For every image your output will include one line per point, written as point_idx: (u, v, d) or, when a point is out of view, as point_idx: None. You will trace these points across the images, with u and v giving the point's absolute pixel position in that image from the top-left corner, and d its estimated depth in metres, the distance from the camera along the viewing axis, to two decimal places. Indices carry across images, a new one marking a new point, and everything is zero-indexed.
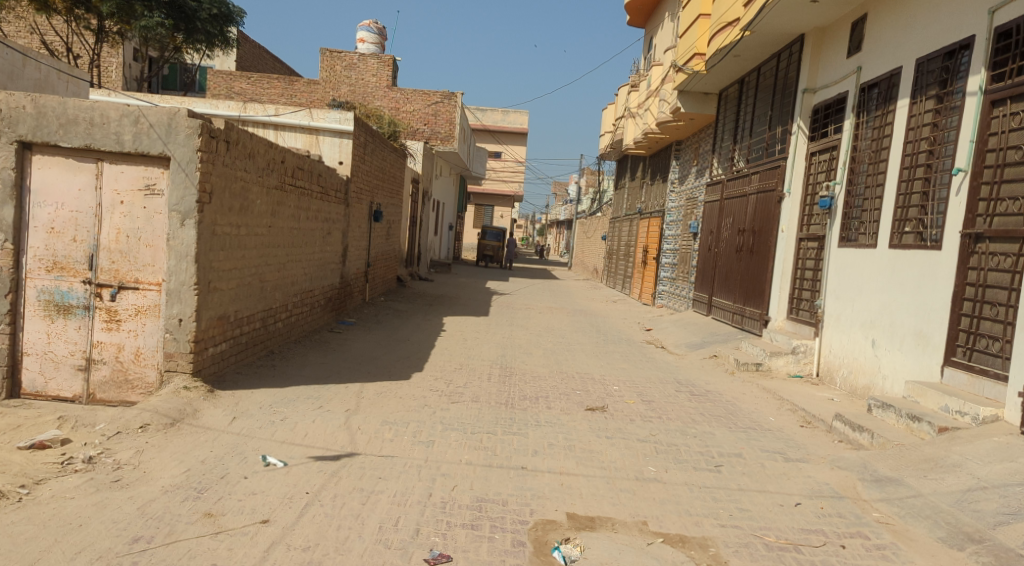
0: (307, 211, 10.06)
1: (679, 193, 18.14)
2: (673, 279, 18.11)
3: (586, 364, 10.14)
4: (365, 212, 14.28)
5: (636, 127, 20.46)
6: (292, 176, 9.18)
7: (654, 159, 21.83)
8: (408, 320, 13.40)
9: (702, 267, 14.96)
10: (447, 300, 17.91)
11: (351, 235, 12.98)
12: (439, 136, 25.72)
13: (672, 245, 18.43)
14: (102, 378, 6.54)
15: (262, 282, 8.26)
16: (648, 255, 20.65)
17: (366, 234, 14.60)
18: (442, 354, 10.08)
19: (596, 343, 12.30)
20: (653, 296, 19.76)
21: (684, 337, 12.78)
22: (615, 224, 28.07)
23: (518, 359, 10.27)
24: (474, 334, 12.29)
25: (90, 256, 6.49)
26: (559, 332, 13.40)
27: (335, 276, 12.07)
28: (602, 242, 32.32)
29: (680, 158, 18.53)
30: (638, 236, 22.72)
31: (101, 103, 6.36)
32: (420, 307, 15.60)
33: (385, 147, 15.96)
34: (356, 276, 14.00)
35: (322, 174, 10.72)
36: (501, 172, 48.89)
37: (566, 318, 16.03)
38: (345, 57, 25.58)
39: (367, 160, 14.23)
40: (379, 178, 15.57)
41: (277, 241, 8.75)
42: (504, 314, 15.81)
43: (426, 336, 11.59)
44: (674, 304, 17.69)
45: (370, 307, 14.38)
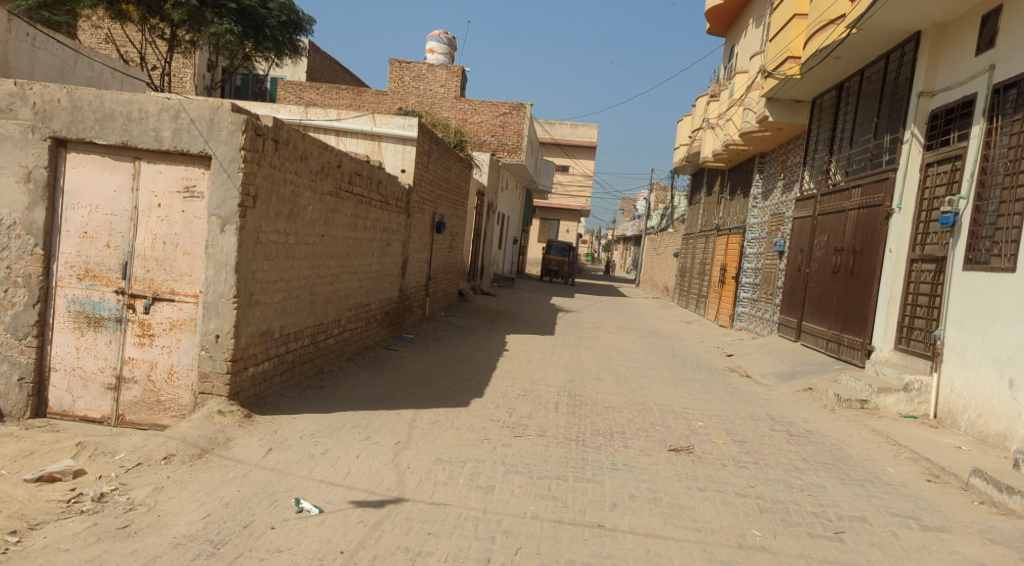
0: (365, 221, 9.43)
1: (763, 209, 16.95)
2: (755, 301, 16.90)
3: (664, 394, 9.13)
4: (427, 223, 13.65)
5: (716, 138, 19.32)
6: (349, 182, 8.56)
7: (734, 172, 20.65)
8: (471, 338, 12.65)
9: (790, 289, 13.75)
10: (512, 317, 17.12)
11: (412, 247, 12.35)
12: (506, 148, 25.04)
13: (755, 264, 17.22)
14: (133, 398, 5.93)
15: (311, 296, 7.62)
16: (727, 274, 19.46)
17: (428, 246, 13.96)
18: (505, 378, 9.25)
19: (673, 369, 11.26)
20: (732, 318, 18.55)
21: (771, 365, 11.61)
22: (689, 241, 26.85)
23: (589, 385, 9.35)
24: (540, 355, 11.43)
25: (124, 264, 5.92)
26: (631, 355, 12.40)
27: (393, 290, 11.43)
28: (674, 260, 31.04)
29: (764, 171, 17.33)
30: (715, 253, 21.51)
31: (140, 96, 5.80)
32: (483, 324, 14.83)
33: (450, 156, 15.34)
34: (417, 290, 13.36)
35: (383, 181, 10.10)
36: (568, 187, 48.05)
37: (638, 339, 14.99)
38: (414, 68, 25.62)
39: (431, 168, 13.61)
40: (443, 188, 14.96)
41: (331, 251, 8.12)
42: (572, 333, 14.91)
43: (489, 356, 10.78)
44: (756, 328, 16.48)
45: (430, 323, 13.69)
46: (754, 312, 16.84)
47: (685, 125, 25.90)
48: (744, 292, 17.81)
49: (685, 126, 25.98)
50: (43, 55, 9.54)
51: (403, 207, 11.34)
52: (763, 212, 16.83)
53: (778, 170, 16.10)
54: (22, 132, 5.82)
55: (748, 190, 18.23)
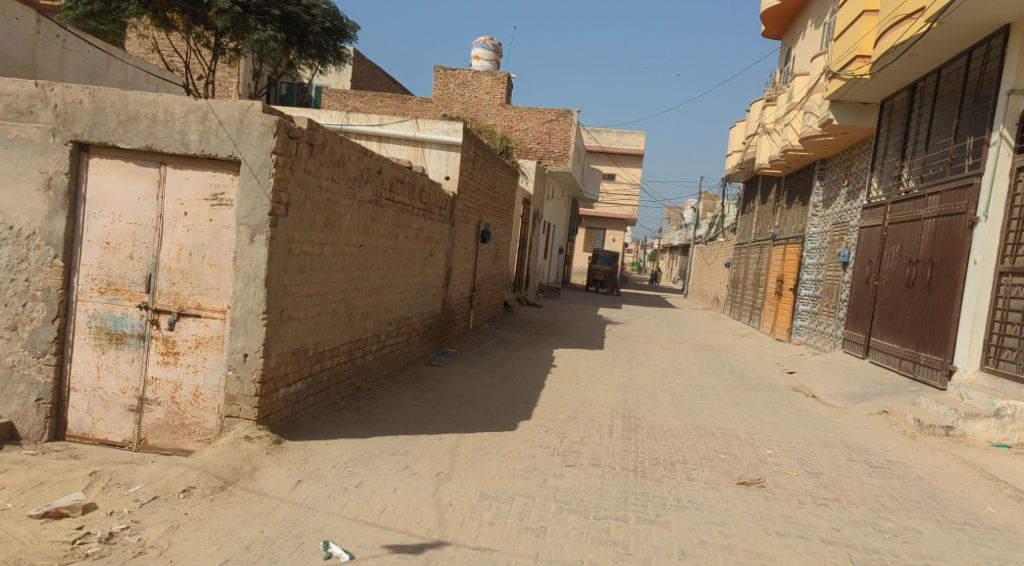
0: (406, 230, 8.97)
1: (825, 218, 16.06)
2: (816, 315, 16.02)
3: (726, 417, 8.44)
4: (471, 232, 13.18)
5: (774, 144, 18.51)
6: (390, 190, 8.11)
7: (791, 179, 19.77)
8: (516, 352, 12.10)
9: (855, 303, 12.88)
10: (559, 330, 16.53)
11: (455, 257, 11.88)
12: (552, 155, 24.61)
13: (816, 276, 16.34)
14: (155, 421, 5.54)
15: (348, 310, 7.17)
16: (784, 286, 18.57)
17: (472, 256, 13.48)
18: (554, 397, 8.67)
19: (732, 388, 10.53)
20: (790, 332, 17.66)
21: (838, 384, 10.79)
22: (742, 251, 25.90)
23: (644, 406, 8.71)
24: (590, 371, 10.81)
25: (147, 277, 5.53)
26: (686, 372, 11.70)
27: (436, 302, 10.96)
28: (725, 270, 30.05)
29: (827, 177, 16.46)
30: (771, 263, 20.61)
31: (166, 96, 5.41)
32: (529, 337, 14.28)
33: (496, 163, 14.86)
34: (460, 302, 12.88)
35: (425, 188, 9.64)
36: (614, 195, 47.28)
37: (692, 354, 14.26)
38: (459, 75, 25.32)
39: (476, 176, 13.14)
40: (488, 197, 14.47)
41: (370, 262, 7.67)
42: (622, 347, 14.25)
43: (536, 373, 10.21)
44: (818, 343, 15.60)
45: (474, 336, 13.18)
46: (815, 326, 15.96)
47: (738, 131, 25.03)
48: (804, 305, 16.92)
49: (738, 132, 25.10)
50: (76, 57, 9.41)
51: (446, 216, 10.88)
52: (826, 221, 15.96)
53: (842, 177, 15.24)
54: (43, 136, 5.48)
55: (809, 198, 17.35)
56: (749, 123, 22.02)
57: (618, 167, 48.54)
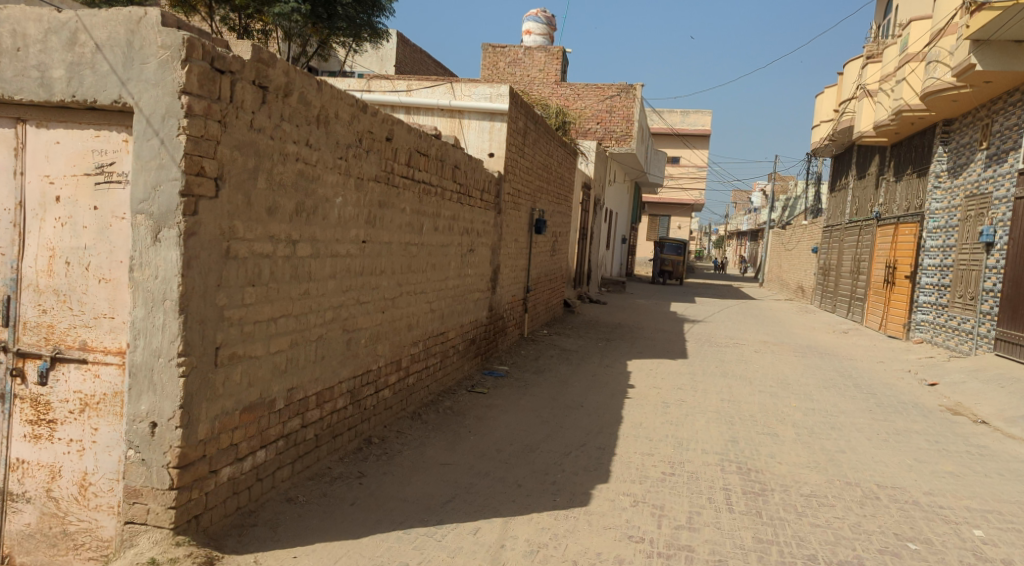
0: (433, 219, 6.83)
1: (963, 187, 13.30)
2: (948, 308, 13.34)
3: (883, 467, 6.03)
4: (524, 220, 11.00)
5: (884, 106, 15.78)
6: (407, 164, 5.97)
7: (899, 148, 16.99)
8: (586, 366, 9.87)
9: (1012, 295, 10.47)
10: (630, 332, 14.23)
11: (504, 252, 9.73)
12: (614, 135, 22.26)
13: (948, 260, 13.61)
14: (26, 528, 3.58)
15: (345, 333, 5.07)
16: (900, 272, 15.84)
17: (526, 252, 11.33)
18: (640, 439, 6.42)
19: (867, 412, 8.07)
20: (911, 328, 14.96)
21: (1011, 405, 8.20)
22: (835, 233, 23.00)
23: (764, 450, 6.38)
24: (679, 393, 8.48)
25: (4, 303, 3.52)
26: (803, 388, 9.25)
27: (479, 311, 8.81)
28: (811, 256, 27.12)
29: (961, 141, 13.65)
30: (878, 246, 17.82)
31: (16, 12, 3.40)
32: (598, 345, 12.04)
33: (551, 140, 12.64)
34: (512, 306, 10.74)
35: (462, 164, 7.49)
36: (679, 179, 44.39)
37: (796, 361, 11.76)
38: (509, 52, 23.12)
39: (528, 154, 10.93)
40: (544, 178, 12.28)
41: (379, 265, 5.55)
42: (710, 354, 11.88)
43: (611, 398, 7.96)
44: (952, 342, 12.94)
45: (531, 347, 10.99)
46: (947, 321, 13.27)
47: (829, 97, 22.17)
48: (931, 295, 14.23)
49: (828, 98, 22.25)
50: None
51: (487, 201, 8.72)
52: (964, 193, 13.20)
53: (986, 137, 12.53)
54: None
55: (933, 167, 14.56)
56: (847, 85, 19.31)
57: (681, 150, 45.64)
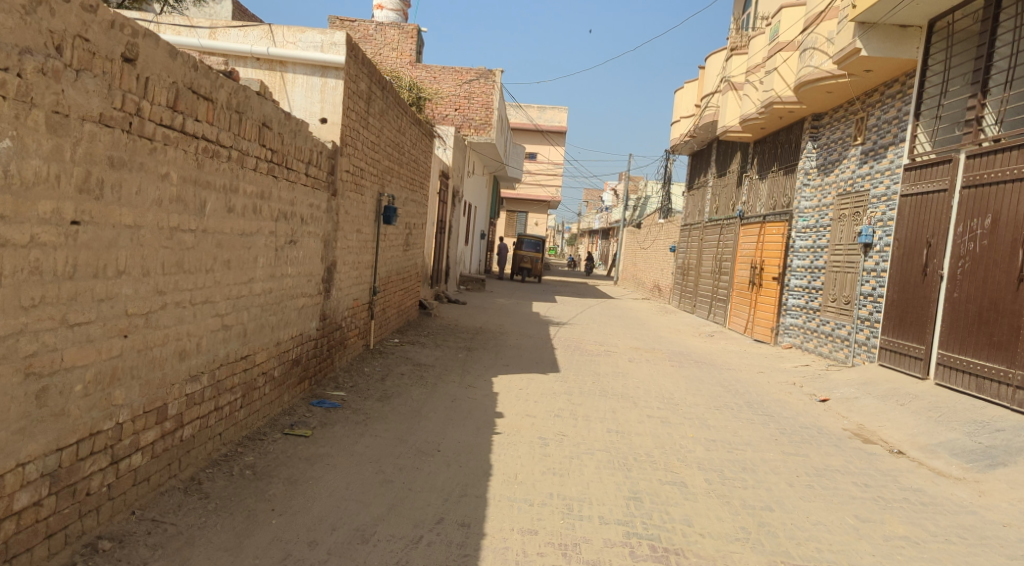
0: (225, 196, 4.73)
1: (835, 185, 12.67)
2: (820, 312, 12.71)
3: (825, 534, 4.67)
4: (367, 208, 8.99)
5: (752, 100, 15.13)
6: (169, 107, 3.90)
7: (763, 145, 16.50)
8: (441, 388, 8.05)
9: (899, 301, 9.76)
10: (492, 338, 12.61)
11: (339, 247, 7.70)
12: (473, 123, 20.59)
13: (819, 262, 13.00)
14: None
15: (31, 378, 3.00)
16: (767, 273, 15.23)
17: (370, 247, 9.33)
18: (516, 506, 4.68)
19: (773, 443, 6.82)
20: (780, 332, 14.34)
21: (921, 427, 7.29)
22: (693, 232, 22.62)
23: (674, 511, 4.86)
24: (553, 424, 6.84)
25: None
26: (693, 411, 7.93)
27: (305, 321, 6.75)
28: (667, 255, 26.82)
29: (832, 138, 13.04)
30: (741, 246, 17.27)
31: None
32: (455, 356, 10.24)
33: (401, 114, 10.68)
34: (353, 313, 8.73)
35: (270, 122, 5.41)
36: (536, 175, 43.47)
37: (676, 374, 10.55)
38: (359, 27, 20.78)
39: (372, 127, 8.91)
40: (393, 157, 10.29)
41: (113, 260, 3.45)
42: (583, 365, 10.45)
43: (474, 436, 6.19)
44: (826, 349, 12.29)
45: (377, 361, 9.03)
46: (819, 326, 12.65)
47: (688, 93, 21.65)
48: (801, 298, 13.61)
49: (687, 94, 21.74)
50: None
51: (313, 180, 6.66)
52: (837, 192, 12.57)
53: (861, 133, 11.89)
54: None
55: (802, 165, 13.93)
56: (709, 80, 18.77)
57: (538, 146, 44.80)
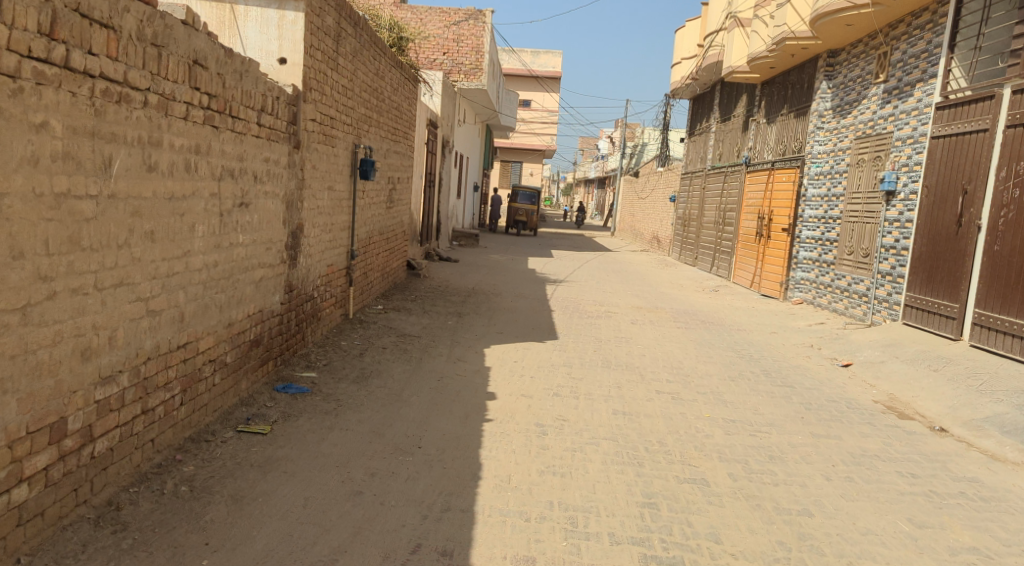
0: (144, 152, 3.81)
1: (853, 128, 11.70)
2: (835, 266, 11.87)
3: (879, 547, 3.90)
4: (340, 163, 8.02)
5: (762, 36, 14.03)
6: (41, 34, 2.97)
7: (772, 87, 15.45)
8: (425, 363, 7.22)
9: (927, 255, 8.92)
10: (485, 301, 11.78)
11: (305, 208, 6.77)
12: (462, 68, 19.42)
13: (834, 212, 12.11)
14: None
15: None
16: (775, 224, 14.33)
17: (345, 206, 8.40)
18: (509, 522, 3.90)
19: (800, 423, 6.04)
20: (789, 286, 13.52)
21: (963, 399, 6.52)
22: (694, 182, 21.66)
23: (698, 520, 4.07)
24: (550, 408, 6.04)
25: None
26: (706, 384, 7.13)
27: (265, 296, 5.87)
28: (667, 206, 25.86)
29: (851, 76, 11.99)
30: (747, 196, 16.33)
31: None
32: (443, 323, 9.41)
33: (379, 55, 9.64)
34: (327, 281, 7.86)
35: (204, 59, 4.45)
36: (530, 123, 42.09)
37: (684, 337, 9.74)
38: None
39: (343, 69, 7.89)
40: (370, 103, 9.28)
41: None
42: (583, 331, 9.65)
43: (462, 426, 5.39)
44: (841, 305, 11.49)
45: (357, 333, 8.19)
46: (834, 281, 11.82)
47: (690, 32, 20.40)
48: (812, 251, 12.75)
49: (689, 33, 20.51)
50: None
51: (269, 130, 5.70)
52: (855, 136, 11.59)
53: (884, 69, 10.86)
54: None
55: (816, 106, 12.88)
56: (713, 17, 17.59)
57: (532, 93, 43.33)
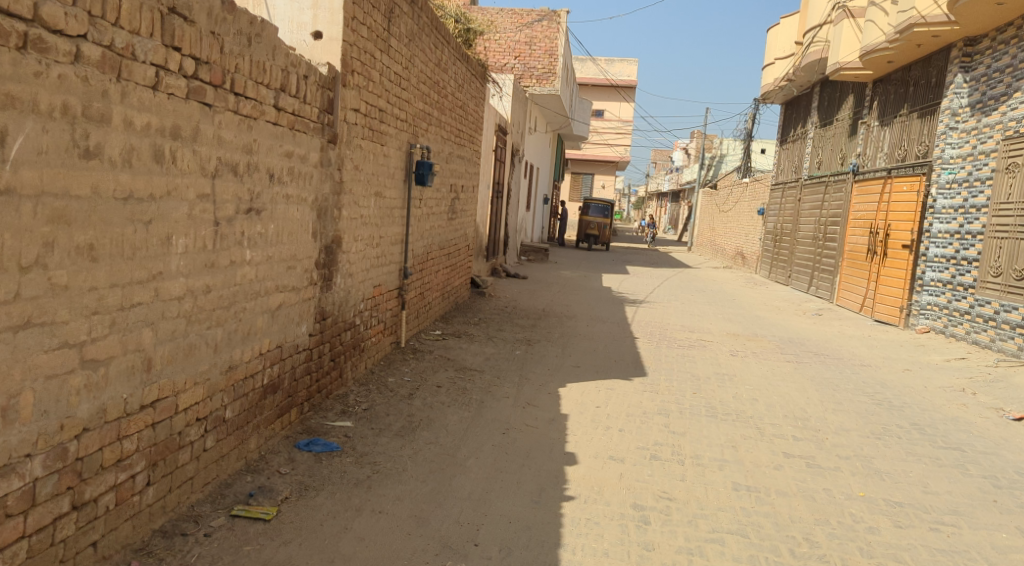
0: (72, 128, 2.60)
1: (1000, 126, 9.87)
2: (975, 290, 10.02)
3: None
4: (391, 166, 6.80)
5: (881, 26, 12.26)
6: None
7: (889, 84, 13.62)
8: (486, 410, 5.87)
9: None
10: (559, 325, 10.39)
11: (343, 218, 5.55)
12: (535, 73, 18.18)
13: (973, 226, 10.27)
14: None
15: None
16: (893, 240, 12.50)
17: (397, 217, 7.17)
18: None
19: (998, 512, 4.42)
20: (912, 313, 11.66)
21: None
22: (786, 193, 19.81)
23: None
24: (649, 480, 4.59)
25: None
26: (846, 445, 5.54)
27: (286, 328, 4.63)
28: (753, 219, 23.96)
29: (995, 67, 10.17)
30: (855, 207, 14.48)
31: None
32: (510, 354, 8.05)
33: (442, 45, 8.44)
34: (374, 306, 6.62)
35: (186, 10, 3.25)
36: (603, 134, 40.59)
37: (799, 375, 8.09)
38: None
39: (399, 56, 6.69)
40: (431, 99, 8.07)
41: None
42: (676, 366, 8.15)
43: (536, 511, 4.01)
44: (986, 337, 9.64)
45: (408, 367, 6.92)
46: (974, 308, 9.97)
47: (786, 28, 18.63)
48: (942, 271, 10.91)
49: (784, 30, 18.73)
50: None
51: (294, 117, 4.47)
52: (1003, 136, 9.76)
53: None
54: None
55: (948, 104, 11.10)
56: (816, 9, 15.86)
57: (605, 103, 41.87)
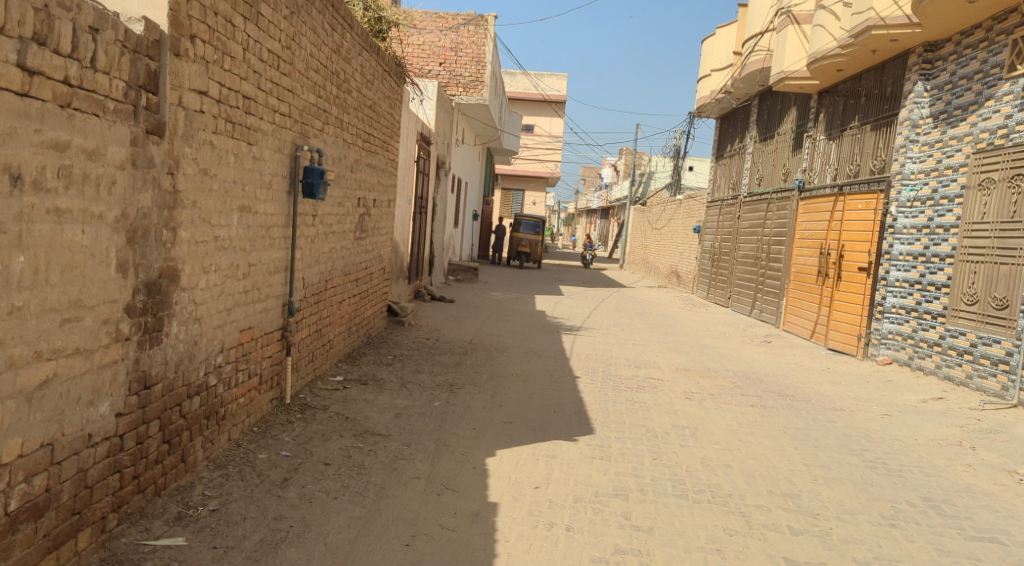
0: None
1: (970, 139, 8.97)
2: (946, 319, 9.06)
3: None
4: (266, 174, 5.21)
5: (832, 31, 11.36)
6: None
7: (838, 96, 12.75)
8: (386, 503, 4.34)
9: None
10: (486, 362, 8.91)
11: (180, 242, 3.95)
12: (461, 81, 16.69)
13: (941, 249, 9.32)
14: None
15: None
16: (847, 261, 11.54)
17: (277, 238, 5.56)
18: None
19: None
20: (871, 342, 10.66)
21: None
22: (724, 210, 18.95)
23: None
24: None
25: None
26: (860, 542, 4.24)
27: (61, 414, 3.01)
28: (689, 237, 23.10)
29: (961, 73, 9.30)
30: (802, 225, 13.54)
31: None
32: (426, 407, 6.51)
33: (339, 27, 6.87)
34: (239, 358, 4.97)
35: None
36: (533, 149, 39.50)
37: (770, 426, 6.84)
38: None
39: (272, 28, 5.11)
40: (323, 92, 6.48)
41: None
42: (627, 416, 6.79)
43: None
44: (961, 372, 8.66)
45: (290, 435, 5.30)
46: (946, 340, 9.00)
47: (723, 38, 17.83)
48: (906, 298, 9.94)
49: (721, 40, 17.89)
50: None
51: (68, 89, 2.90)
52: (974, 149, 8.86)
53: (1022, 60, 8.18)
54: None
55: (908, 114, 10.19)
56: (757, 17, 15.03)
57: (536, 117, 40.84)
